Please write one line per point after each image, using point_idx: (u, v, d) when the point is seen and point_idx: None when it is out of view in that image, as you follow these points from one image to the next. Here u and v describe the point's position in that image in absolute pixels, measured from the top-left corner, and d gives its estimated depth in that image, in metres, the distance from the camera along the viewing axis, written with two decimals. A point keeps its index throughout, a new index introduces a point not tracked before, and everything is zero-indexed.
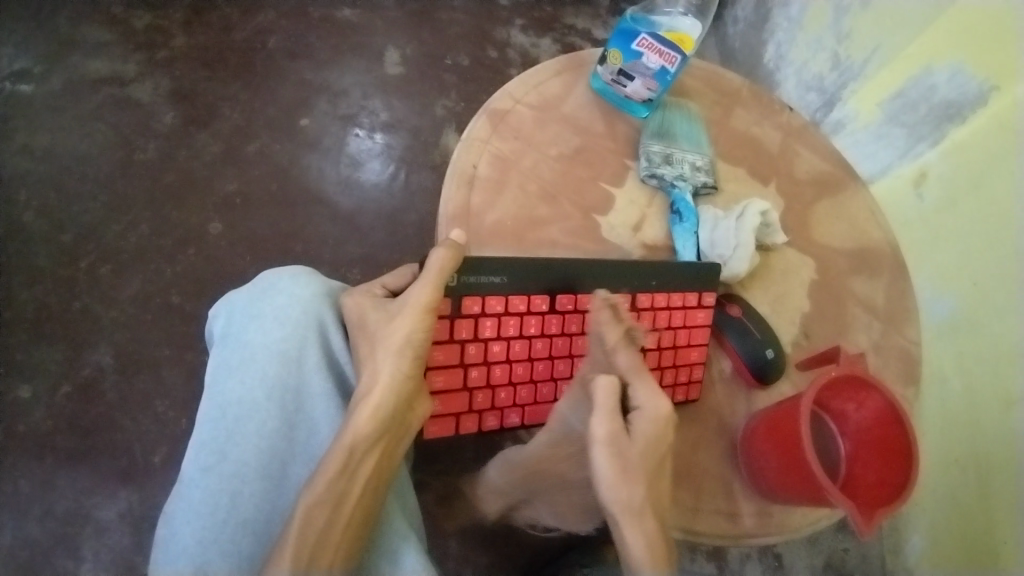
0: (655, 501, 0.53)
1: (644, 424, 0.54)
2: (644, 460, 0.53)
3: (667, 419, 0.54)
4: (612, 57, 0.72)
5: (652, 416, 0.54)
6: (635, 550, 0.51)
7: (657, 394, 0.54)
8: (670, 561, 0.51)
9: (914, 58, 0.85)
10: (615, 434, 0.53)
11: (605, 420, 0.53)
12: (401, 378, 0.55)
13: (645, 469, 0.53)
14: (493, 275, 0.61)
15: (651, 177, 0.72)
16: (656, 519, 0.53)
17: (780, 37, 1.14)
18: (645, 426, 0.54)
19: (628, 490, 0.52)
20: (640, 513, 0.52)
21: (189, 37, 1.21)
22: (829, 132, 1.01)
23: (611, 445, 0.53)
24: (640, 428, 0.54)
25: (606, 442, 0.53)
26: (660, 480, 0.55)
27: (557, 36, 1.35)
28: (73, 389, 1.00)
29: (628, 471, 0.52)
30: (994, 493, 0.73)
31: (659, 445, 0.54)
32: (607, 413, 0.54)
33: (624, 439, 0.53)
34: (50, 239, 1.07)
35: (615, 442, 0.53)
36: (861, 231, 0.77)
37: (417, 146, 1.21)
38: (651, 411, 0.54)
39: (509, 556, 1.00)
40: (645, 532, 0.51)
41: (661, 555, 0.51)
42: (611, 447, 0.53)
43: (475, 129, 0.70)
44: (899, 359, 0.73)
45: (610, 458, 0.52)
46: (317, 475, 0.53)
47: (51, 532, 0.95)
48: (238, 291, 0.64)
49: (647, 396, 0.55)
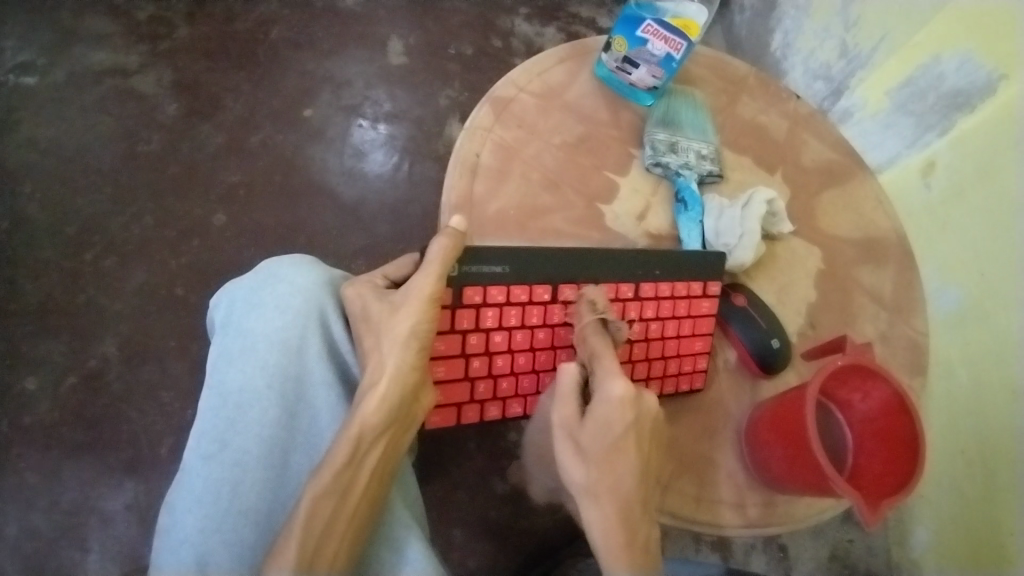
0: (614, 484, 0.53)
1: (598, 408, 0.52)
2: (598, 445, 0.53)
3: (626, 404, 0.52)
4: (617, 44, 0.71)
5: (604, 399, 0.52)
6: (593, 530, 0.53)
7: (615, 376, 0.53)
8: (627, 544, 0.52)
9: (923, 46, 0.84)
10: (575, 418, 0.54)
11: (564, 406, 0.55)
12: (407, 369, 0.55)
13: (604, 453, 0.53)
14: (494, 264, 0.61)
15: (655, 165, 0.72)
16: (619, 501, 0.53)
17: (787, 25, 1.12)
18: (604, 411, 0.52)
19: (582, 472, 0.53)
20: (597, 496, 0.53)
21: (192, 29, 1.21)
22: (836, 120, 1.00)
23: (567, 429, 0.54)
24: (595, 411, 0.53)
25: (564, 426, 0.55)
26: (622, 460, 0.53)
27: (561, 25, 1.34)
28: (79, 381, 1.01)
29: (584, 453, 0.53)
30: (1001, 485, 0.73)
31: (620, 429, 0.52)
32: (568, 397, 0.55)
33: (579, 423, 0.54)
34: (55, 231, 1.07)
35: (570, 426, 0.54)
36: (868, 221, 0.76)
37: (421, 136, 1.21)
38: (604, 394, 0.52)
39: (514, 545, 1.01)
40: (600, 513, 0.53)
41: (616, 538, 0.52)
42: (569, 430, 0.54)
43: (478, 118, 0.70)
44: (906, 349, 0.72)
45: (566, 441, 0.54)
46: (325, 465, 0.53)
47: (57, 522, 0.95)
48: (239, 280, 0.63)
49: (602, 379, 0.53)
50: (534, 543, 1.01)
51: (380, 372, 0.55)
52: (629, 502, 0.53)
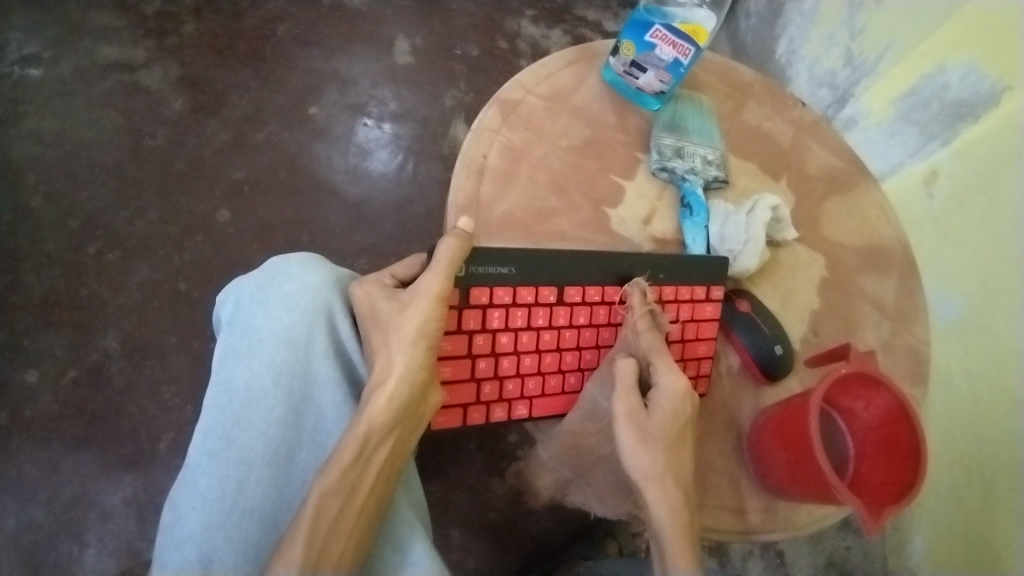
0: (677, 472, 0.55)
1: (663, 401, 0.56)
2: (666, 434, 0.56)
3: (686, 397, 0.56)
4: (625, 48, 0.71)
5: (671, 392, 0.56)
6: (658, 525, 0.53)
7: (671, 373, 0.57)
8: (688, 531, 0.53)
9: (928, 56, 0.84)
10: (637, 409, 0.56)
11: (625, 399, 0.57)
12: (415, 368, 0.55)
13: (667, 446, 0.55)
14: (500, 265, 0.61)
15: (661, 170, 0.72)
16: (679, 488, 0.55)
17: (793, 32, 1.13)
18: (667, 404, 0.56)
19: (650, 467, 0.55)
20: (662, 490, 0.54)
21: (199, 24, 1.21)
22: (840, 128, 1.01)
23: (630, 419, 0.56)
24: (659, 404, 0.56)
25: (628, 416, 0.56)
26: (680, 454, 0.56)
27: (567, 28, 1.35)
28: (80, 375, 1.01)
29: (648, 441, 0.55)
30: (999, 496, 0.73)
31: (671, 422, 0.56)
32: (626, 391, 0.57)
33: (644, 414, 0.56)
34: (59, 224, 1.07)
35: (634, 416, 0.56)
36: (871, 228, 0.76)
37: (426, 136, 1.21)
38: (663, 388, 0.56)
39: (510, 548, 1.01)
40: (666, 500, 0.54)
41: (682, 521, 0.53)
42: (632, 423, 0.56)
43: (486, 120, 0.70)
44: (907, 357, 0.72)
45: (630, 430, 0.56)
46: (331, 463, 0.53)
47: (56, 516, 0.95)
48: (246, 278, 0.64)
49: (664, 374, 0.57)
50: (530, 547, 1.02)
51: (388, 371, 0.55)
52: (685, 486, 0.56)
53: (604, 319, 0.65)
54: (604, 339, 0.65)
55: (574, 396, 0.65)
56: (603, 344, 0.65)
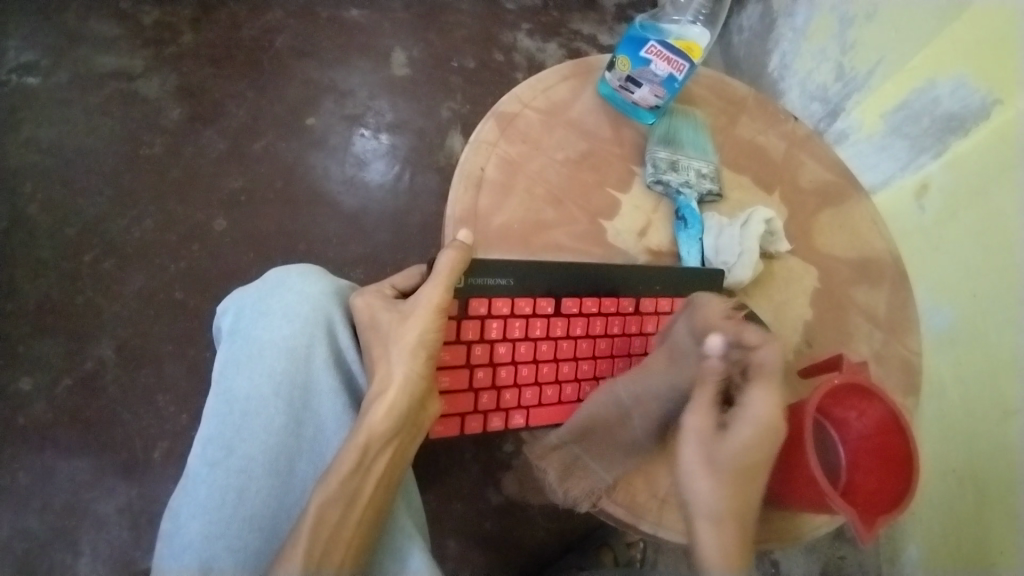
0: (739, 507, 0.52)
1: (744, 429, 0.53)
2: (734, 463, 0.52)
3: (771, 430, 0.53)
4: (621, 64, 0.72)
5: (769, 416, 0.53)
6: (704, 543, 0.51)
7: (763, 400, 0.54)
8: (738, 548, 0.50)
9: (918, 71, 0.86)
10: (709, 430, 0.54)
11: (700, 415, 0.54)
12: (415, 378, 0.56)
13: (735, 470, 0.52)
14: (498, 276, 0.62)
15: (656, 182, 0.73)
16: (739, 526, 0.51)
17: (785, 47, 1.15)
18: (747, 434, 0.52)
19: (716, 492, 0.51)
20: (723, 514, 0.51)
21: (197, 35, 1.22)
22: (832, 141, 1.02)
23: (701, 437, 0.54)
24: (739, 432, 0.53)
25: (698, 434, 0.54)
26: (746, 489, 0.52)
27: (563, 41, 1.36)
28: (74, 383, 1.01)
29: (714, 466, 0.52)
30: (992, 504, 0.73)
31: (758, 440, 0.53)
32: (706, 406, 0.55)
33: (716, 439, 0.53)
34: (55, 232, 1.07)
35: (705, 437, 0.53)
36: (863, 241, 0.77)
37: (422, 147, 1.22)
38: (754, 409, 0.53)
39: (506, 558, 1.01)
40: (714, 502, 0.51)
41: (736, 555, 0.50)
42: (704, 440, 0.53)
43: (484, 132, 0.71)
44: (898, 368, 0.73)
45: (699, 447, 0.53)
46: (332, 471, 0.53)
47: (49, 525, 0.95)
48: (246, 289, 0.64)
49: (752, 400, 0.54)
50: (526, 557, 1.02)
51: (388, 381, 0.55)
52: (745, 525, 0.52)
53: (601, 329, 0.66)
54: (600, 350, 0.66)
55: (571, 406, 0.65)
56: (599, 355, 0.66)
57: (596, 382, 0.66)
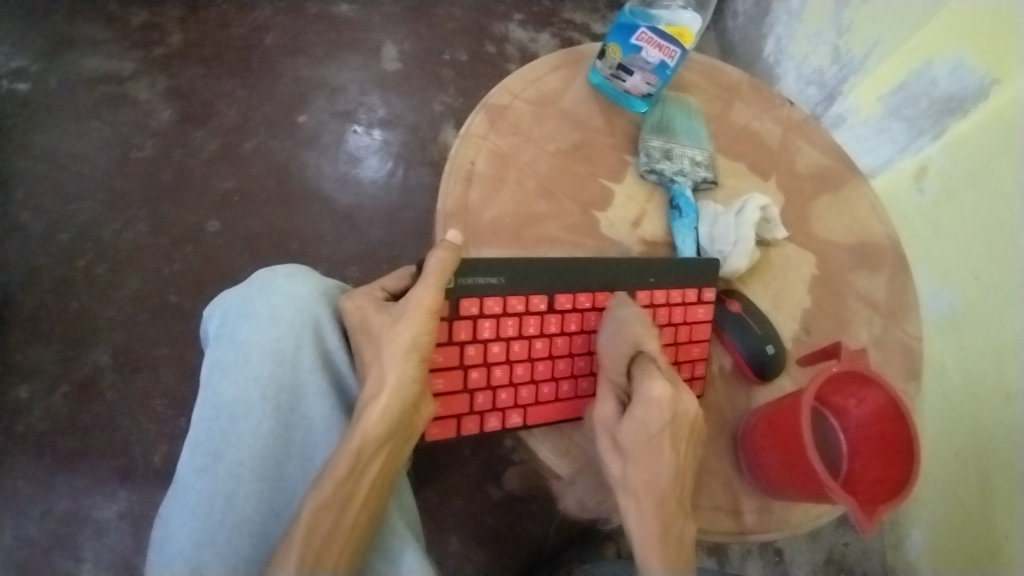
0: (650, 483, 0.55)
1: (639, 410, 0.54)
2: (635, 441, 0.54)
3: (663, 404, 0.53)
4: (611, 52, 0.71)
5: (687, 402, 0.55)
6: (628, 516, 0.55)
7: (652, 383, 0.54)
8: (662, 538, 0.54)
9: (915, 51, 0.84)
10: (614, 417, 0.57)
11: (604, 403, 0.57)
12: (407, 382, 0.55)
13: (642, 448, 0.54)
14: (488, 276, 0.60)
15: (650, 172, 0.72)
16: (655, 498, 0.55)
17: (780, 31, 1.13)
18: (642, 412, 0.54)
19: (629, 466, 0.55)
20: (638, 493, 0.55)
21: (185, 34, 1.21)
22: (829, 126, 1.01)
23: (607, 426, 0.57)
24: (635, 413, 0.54)
25: (603, 424, 0.57)
26: (659, 460, 0.54)
27: (555, 31, 1.35)
28: (72, 389, 1.00)
29: (623, 450, 0.55)
30: (998, 490, 0.72)
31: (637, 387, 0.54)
32: (608, 395, 0.58)
33: (616, 421, 0.56)
34: (48, 239, 1.07)
35: (608, 423, 0.57)
36: (861, 226, 0.76)
37: (416, 142, 1.21)
38: (644, 396, 0.54)
39: (510, 552, 1.01)
40: (637, 508, 0.55)
41: (649, 529, 0.54)
42: (609, 424, 0.57)
43: (473, 125, 0.70)
44: (900, 354, 0.72)
45: (606, 438, 0.56)
46: (325, 477, 0.53)
47: (52, 531, 0.94)
48: (231, 291, 0.63)
49: (640, 382, 0.54)
50: (529, 551, 1.02)
51: (381, 386, 0.54)
52: (664, 495, 0.55)
53: (595, 324, 0.64)
54: (596, 344, 0.64)
55: (571, 403, 0.63)
56: (595, 349, 0.64)
57: (594, 377, 0.64)
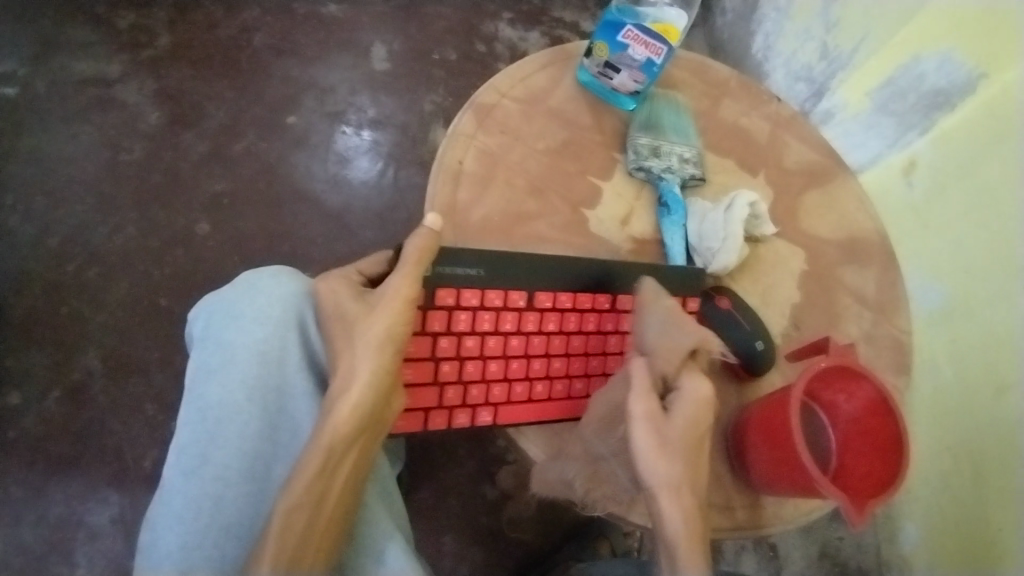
0: (693, 483, 0.53)
1: (686, 407, 0.54)
2: (682, 438, 0.53)
3: (709, 403, 0.55)
4: (598, 49, 0.71)
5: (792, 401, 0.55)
6: (669, 518, 0.51)
7: (695, 381, 0.55)
8: (703, 539, 0.51)
9: (903, 47, 0.85)
10: (654, 413, 0.54)
11: (642, 399, 0.53)
12: (380, 375, 0.54)
13: (686, 446, 0.53)
14: (467, 266, 0.61)
15: (638, 169, 0.72)
16: (694, 496, 0.53)
17: (768, 28, 1.13)
18: (689, 409, 0.54)
19: (676, 465, 0.52)
20: (681, 493, 0.52)
21: (173, 36, 1.20)
22: (817, 122, 1.02)
23: (649, 422, 0.53)
24: (682, 409, 0.54)
25: (644, 418, 0.53)
26: (697, 462, 0.54)
27: (545, 29, 1.35)
28: (63, 394, 1.00)
29: (666, 448, 0.53)
30: (990, 483, 0.73)
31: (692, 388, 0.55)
32: (645, 390, 0.54)
33: (661, 419, 0.54)
34: (37, 244, 1.06)
35: (653, 420, 0.53)
36: (849, 220, 0.77)
37: (406, 142, 1.20)
38: (691, 394, 0.54)
39: (505, 551, 1.01)
40: (680, 509, 0.51)
41: (694, 529, 0.51)
42: (650, 421, 0.53)
43: (461, 124, 0.70)
44: (890, 348, 0.72)
45: (649, 436, 0.52)
46: (296, 477, 0.52)
47: (44, 537, 0.94)
48: (216, 292, 0.63)
49: (688, 380, 0.55)
50: (525, 549, 1.02)
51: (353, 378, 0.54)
52: (699, 494, 0.53)
53: (574, 326, 0.64)
54: (573, 347, 0.64)
55: (543, 405, 0.63)
56: (572, 352, 0.64)
57: (568, 381, 0.64)
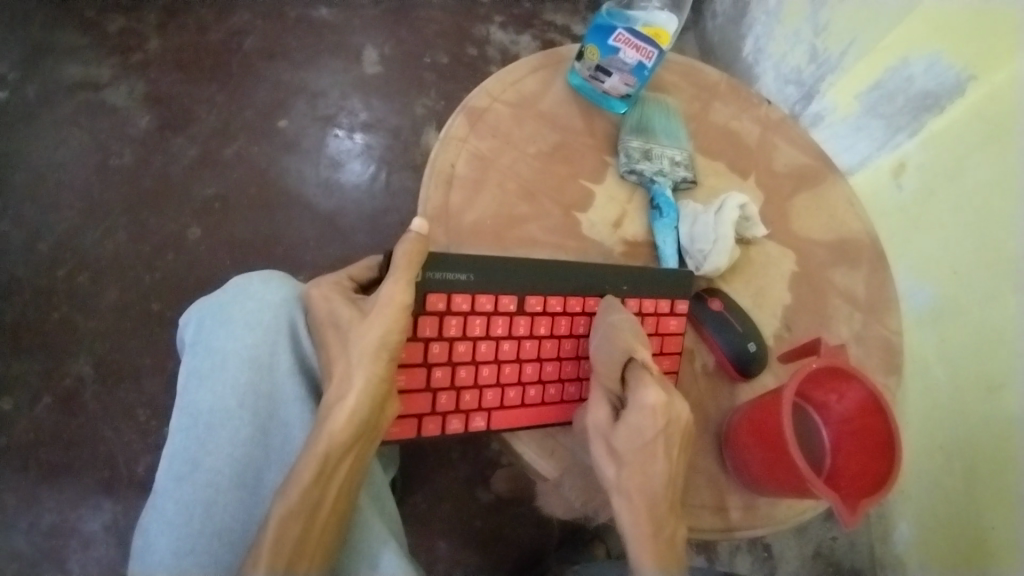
0: (647, 486, 0.55)
1: (634, 415, 0.55)
2: (631, 446, 0.55)
3: (657, 411, 0.54)
4: (589, 53, 0.72)
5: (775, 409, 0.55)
6: (621, 517, 0.55)
7: (647, 388, 0.54)
8: (655, 537, 0.54)
9: (891, 50, 0.86)
10: (608, 421, 0.57)
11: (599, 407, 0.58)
12: (375, 382, 0.54)
13: (635, 452, 0.55)
14: (458, 272, 0.60)
15: (630, 172, 0.72)
16: (648, 500, 0.55)
17: (758, 31, 1.14)
18: (636, 418, 0.55)
19: (624, 470, 0.55)
20: (633, 496, 0.55)
21: (163, 40, 1.20)
22: (808, 124, 1.02)
23: (600, 430, 0.57)
24: (629, 418, 0.55)
25: (596, 428, 0.57)
26: (653, 465, 0.55)
27: (536, 32, 1.35)
28: (54, 401, 0.99)
29: (616, 454, 0.56)
30: (980, 481, 0.73)
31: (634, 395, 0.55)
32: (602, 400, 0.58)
33: (609, 427, 0.56)
34: (27, 250, 1.05)
35: (602, 427, 0.57)
36: (839, 222, 0.77)
37: (398, 146, 1.20)
38: (637, 403, 0.54)
39: (501, 555, 1.01)
40: (629, 510, 0.55)
41: (641, 528, 0.54)
42: (602, 429, 0.57)
43: (453, 129, 0.70)
44: (880, 348, 0.73)
45: (599, 443, 0.57)
46: (292, 483, 0.52)
47: (37, 545, 0.93)
48: (208, 298, 0.63)
49: (635, 387, 0.55)
50: (520, 552, 1.02)
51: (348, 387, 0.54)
52: (656, 498, 0.55)
53: (566, 330, 0.64)
54: (566, 351, 0.64)
55: (536, 409, 0.63)
56: (565, 356, 0.64)
57: (562, 385, 0.64)
